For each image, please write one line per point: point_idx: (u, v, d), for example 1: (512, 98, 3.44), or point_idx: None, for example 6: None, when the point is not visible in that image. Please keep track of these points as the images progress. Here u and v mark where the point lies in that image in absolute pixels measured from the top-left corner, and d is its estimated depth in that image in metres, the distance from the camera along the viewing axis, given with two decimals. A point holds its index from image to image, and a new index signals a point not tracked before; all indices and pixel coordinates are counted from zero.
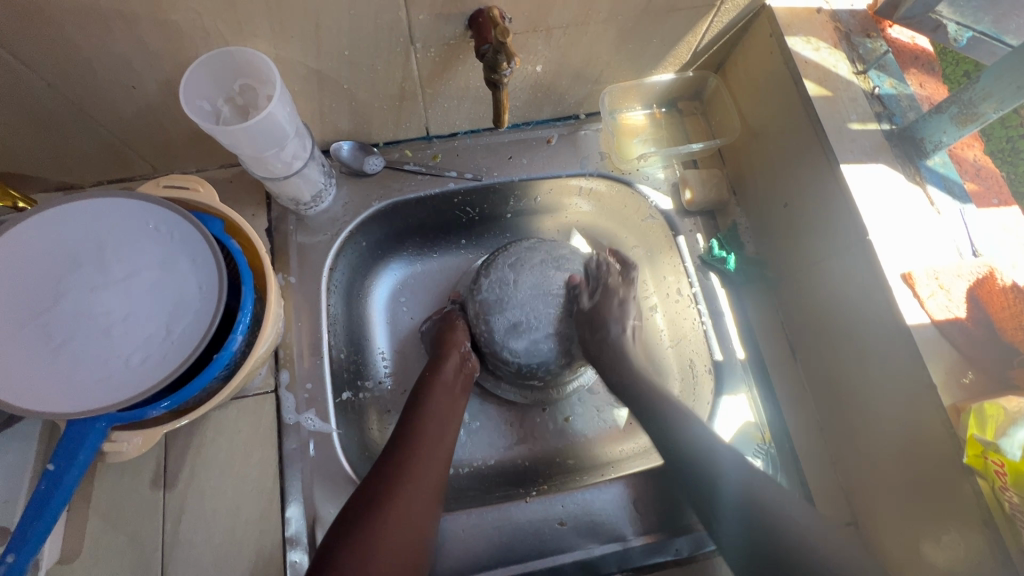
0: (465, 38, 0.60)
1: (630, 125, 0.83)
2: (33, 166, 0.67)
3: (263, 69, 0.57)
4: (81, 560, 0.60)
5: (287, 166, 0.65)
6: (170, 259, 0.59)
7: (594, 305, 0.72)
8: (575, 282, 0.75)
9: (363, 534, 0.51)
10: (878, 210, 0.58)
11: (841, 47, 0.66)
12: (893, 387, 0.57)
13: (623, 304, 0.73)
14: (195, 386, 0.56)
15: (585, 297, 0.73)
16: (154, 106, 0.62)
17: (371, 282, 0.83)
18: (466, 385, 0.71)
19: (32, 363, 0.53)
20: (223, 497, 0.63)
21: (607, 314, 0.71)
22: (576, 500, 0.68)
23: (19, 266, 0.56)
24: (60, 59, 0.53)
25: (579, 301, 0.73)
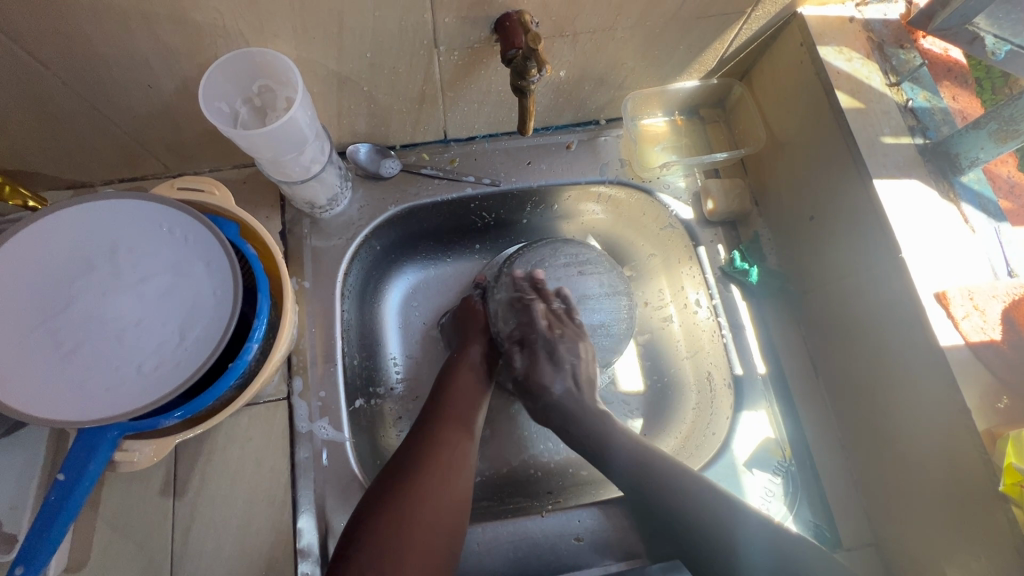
0: (490, 42, 0.59)
1: (651, 132, 0.81)
2: (44, 164, 0.66)
3: (282, 69, 0.56)
4: (90, 568, 0.59)
5: (304, 170, 0.64)
6: (185, 264, 0.57)
7: (524, 369, 0.70)
8: (503, 341, 0.73)
9: (393, 504, 0.52)
10: (912, 227, 0.57)
11: (874, 58, 0.65)
12: (923, 408, 0.56)
13: (556, 360, 0.69)
14: (208, 395, 0.55)
15: (516, 358, 0.72)
16: (170, 105, 0.61)
17: (384, 286, 0.81)
18: (493, 371, 0.72)
19: (43, 369, 0.52)
20: (234, 506, 0.62)
21: (542, 377, 0.68)
22: (593, 515, 0.67)
23: (31, 269, 0.54)
24: (76, 56, 0.52)
25: (512, 361, 0.72)
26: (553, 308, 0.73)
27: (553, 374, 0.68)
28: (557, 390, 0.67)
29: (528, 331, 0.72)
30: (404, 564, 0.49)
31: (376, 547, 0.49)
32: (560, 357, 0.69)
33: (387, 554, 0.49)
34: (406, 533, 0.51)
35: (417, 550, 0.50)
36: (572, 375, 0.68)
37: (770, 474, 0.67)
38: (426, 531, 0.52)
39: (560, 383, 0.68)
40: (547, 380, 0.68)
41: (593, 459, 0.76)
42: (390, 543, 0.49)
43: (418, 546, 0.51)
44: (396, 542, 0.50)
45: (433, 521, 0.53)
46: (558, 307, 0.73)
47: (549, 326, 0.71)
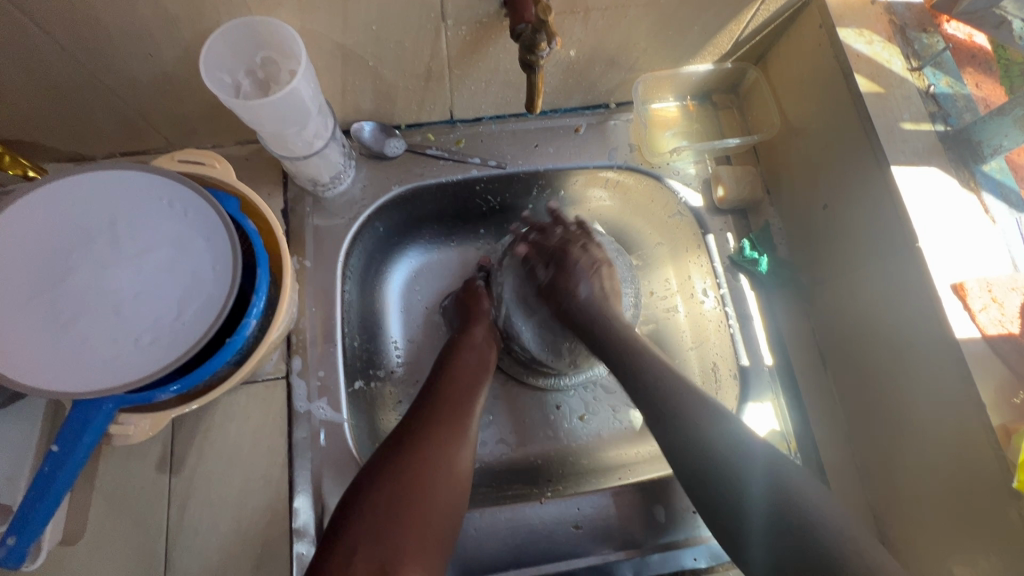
0: (499, 16, 0.57)
1: (662, 117, 0.79)
2: (44, 134, 0.65)
3: (286, 40, 0.55)
4: (86, 543, 0.58)
5: (307, 146, 0.62)
6: (184, 237, 0.56)
7: (548, 279, 0.72)
8: (526, 256, 0.75)
9: (392, 479, 0.51)
10: (931, 217, 0.55)
11: (895, 41, 0.63)
12: (938, 402, 0.54)
13: (577, 265, 0.71)
14: (205, 370, 0.54)
15: (541, 270, 0.74)
16: (171, 76, 0.59)
17: (386, 269, 0.80)
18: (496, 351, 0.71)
19: (38, 339, 0.51)
20: (231, 484, 0.61)
21: (570, 281, 0.70)
22: (593, 502, 0.65)
23: (29, 238, 0.54)
24: (75, 21, 0.50)
25: (534, 274, 0.74)
26: (570, 228, 0.75)
27: (578, 276, 0.70)
28: (585, 292, 0.69)
29: (551, 247, 0.73)
30: (401, 540, 0.48)
31: (374, 520, 0.49)
32: (584, 265, 0.71)
33: (382, 530, 0.48)
34: (404, 509, 0.50)
35: (414, 526, 0.50)
36: (599, 286, 0.70)
37: None
38: (425, 507, 0.51)
39: (586, 286, 0.70)
40: (577, 281, 0.70)
41: (594, 448, 0.76)
42: (387, 518, 0.49)
43: (416, 522, 0.50)
44: (393, 517, 0.49)
45: (432, 497, 0.52)
46: (577, 227, 0.75)
47: (568, 240, 0.73)
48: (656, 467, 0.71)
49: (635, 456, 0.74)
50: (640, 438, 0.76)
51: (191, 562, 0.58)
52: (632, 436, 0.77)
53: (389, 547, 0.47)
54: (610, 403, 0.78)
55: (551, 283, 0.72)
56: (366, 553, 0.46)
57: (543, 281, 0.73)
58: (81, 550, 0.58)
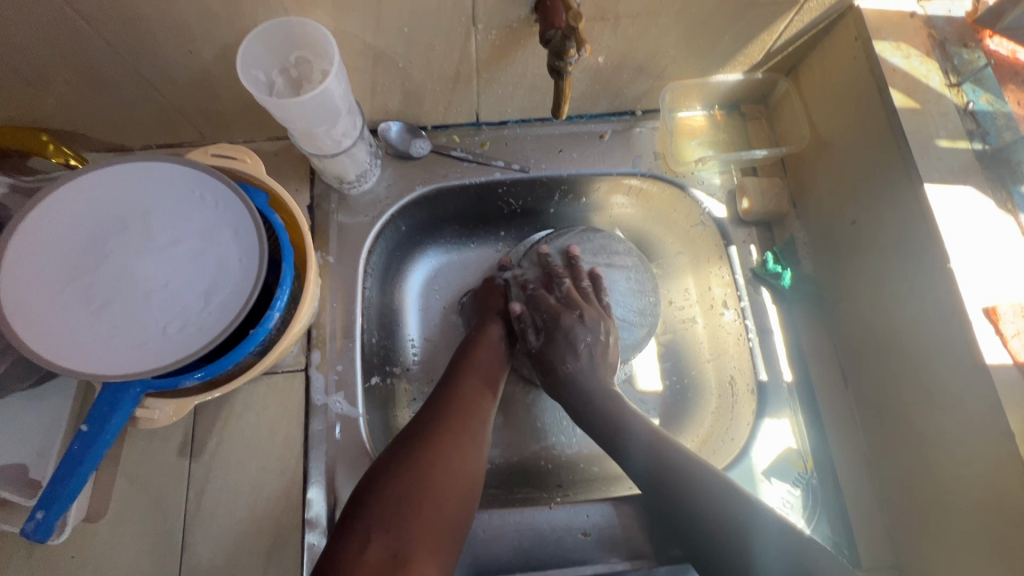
0: (529, 22, 0.58)
1: (688, 126, 0.78)
2: (87, 125, 0.68)
3: (320, 41, 0.56)
4: (108, 520, 0.61)
5: (335, 144, 0.64)
6: (213, 229, 0.58)
7: (538, 346, 0.70)
8: (520, 314, 0.72)
9: (406, 470, 0.52)
10: (964, 238, 0.54)
11: (934, 56, 0.61)
12: (965, 427, 0.52)
13: (568, 337, 0.69)
14: (228, 359, 0.55)
15: (531, 336, 0.71)
16: (208, 72, 0.61)
17: (407, 267, 0.81)
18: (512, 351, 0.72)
19: (73, 323, 0.53)
20: (247, 472, 0.63)
21: (558, 352, 0.68)
22: (602, 511, 0.65)
23: (69, 224, 0.56)
24: (122, 17, 0.52)
25: (526, 337, 0.71)
26: (580, 285, 0.74)
27: (564, 350, 0.68)
28: (573, 365, 0.67)
29: (550, 307, 0.71)
30: (415, 529, 0.49)
31: (387, 508, 0.49)
32: (574, 336, 0.69)
33: (394, 521, 0.48)
34: (418, 502, 0.50)
35: (428, 516, 0.50)
36: (588, 356, 0.68)
37: (789, 486, 0.65)
38: (438, 496, 0.52)
39: (574, 358, 0.68)
40: (564, 355, 0.68)
41: (606, 455, 0.75)
42: (400, 508, 0.49)
43: (428, 510, 0.50)
44: (407, 505, 0.50)
45: (446, 492, 0.52)
46: (587, 285, 0.74)
47: (569, 301, 0.71)
48: None
49: None
50: None
51: (207, 546, 0.60)
52: None
53: (403, 535, 0.48)
54: None
55: (540, 351, 0.70)
56: (380, 541, 0.47)
57: (534, 348, 0.70)
58: (103, 527, 0.60)
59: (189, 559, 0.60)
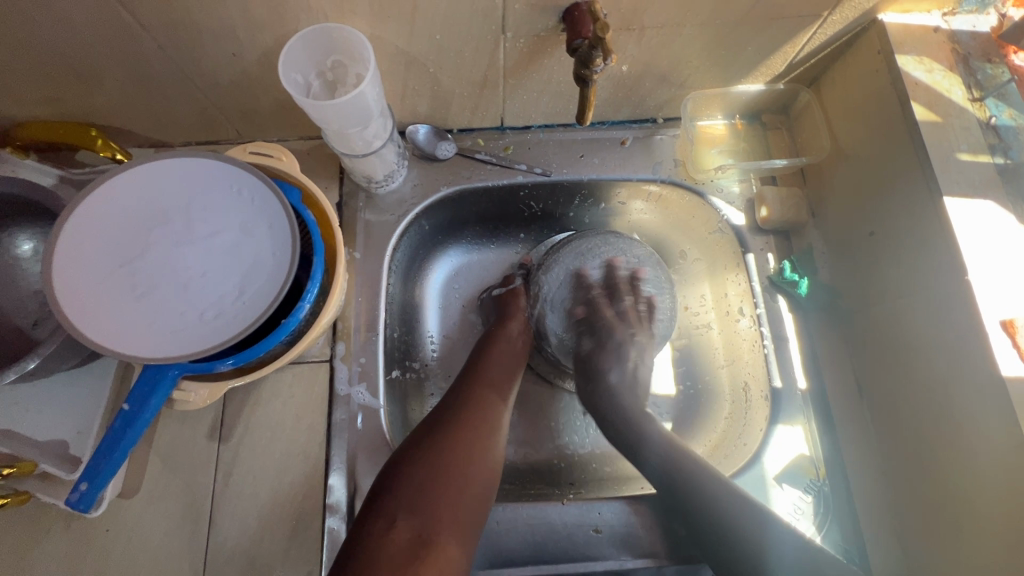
0: (556, 31, 0.60)
1: (709, 134, 0.80)
2: (132, 121, 0.71)
3: (357, 45, 0.59)
4: (141, 497, 0.64)
5: (367, 145, 0.66)
6: (249, 223, 0.61)
7: (589, 351, 0.75)
8: (583, 318, 0.77)
9: (429, 455, 0.55)
10: (981, 251, 0.55)
11: (957, 70, 0.62)
12: (980, 438, 0.53)
13: (619, 349, 0.73)
14: (259, 348, 0.58)
15: (583, 340, 0.76)
16: (248, 74, 0.64)
17: (429, 266, 0.84)
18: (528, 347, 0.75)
19: (117, 308, 0.56)
20: (272, 457, 0.65)
21: (603, 362, 0.73)
22: (615, 509, 0.67)
23: (118, 214, 0.59)
24: (172, 20, 0.56)
25: (580, 342, 0.77)
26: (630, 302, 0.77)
27: (613, 360, 0.73)
28: (614, 377, 0.72)
29: (607, 318, 0.76)
30: (438, 510, 0.52)
31: (411, 491, 0.52)
32: (620, 349, 0.74)
33: (419, 501, 0.51)
34: (441, 484, 0.53)
35: (450, 500, 0.53)
36: (632, 370, 0.73)
37: (801, 492, 0.67)
38: (460, 481, 0.54)
39: (617, 372, 0.72)
40: (608, 365, 0.73)
41: (617, 457, 0.76)
42: (425, 490, 0.52)
43: (451, 494, 0.53)
44: (430, 489, 0.52)
45: (468, 475, 0.55)
46: (632, 302, 0.77)
47: (625, 317, 0.76)
48: None
49: None
50: None
51: (233, 526, 0.63)
52: None
53: (427, 517, 0.51)
54: None
55: (588, 357, 0.74)
56: (405, 523, 0.50)
57: (583, 353, 0.75)
58: (136, 503, 0.63)
59: (216, 538, 0.62)
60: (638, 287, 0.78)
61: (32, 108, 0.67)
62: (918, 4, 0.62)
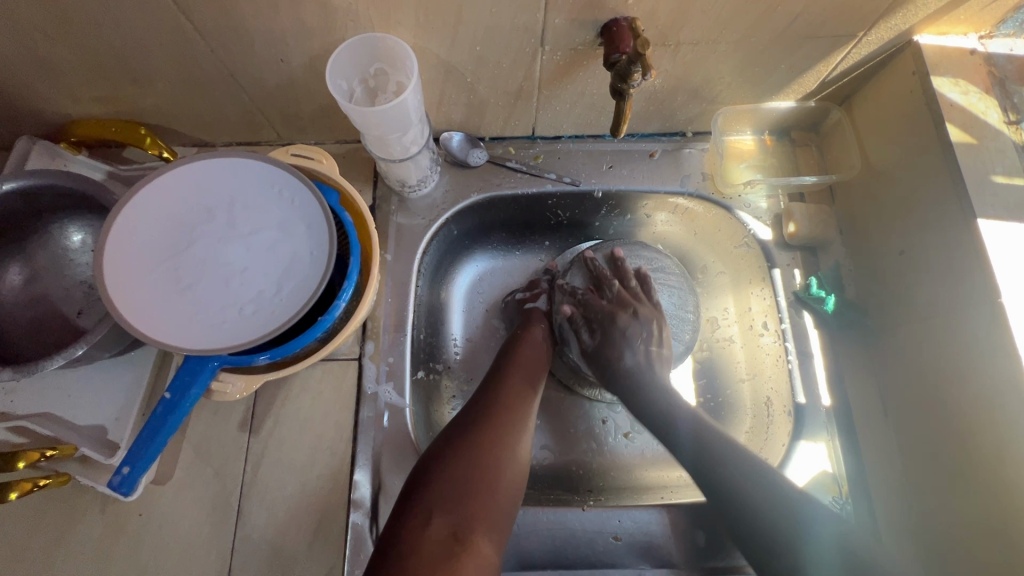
0: (594, 46, 0.61)
1: (738, 148, 0.80)
2: (180, 121, 0.74)
3: (400, 55, 0.61)
4: (172, 484, 0.66)
5: (404, 150, 0.68)
6: (289, 222, 0.63)
7: (594, 345, 0.76)
8: (572, 316, 0.78)
9: (462, 455, 0.57)
10: (1013, 275, 0.56)
11: (992, 93, 0.63)
12: (1012, 462, 0.53)
13: (624, 334, 0.74)
14: (295, 344, 0.60)
15: (585, 334, 0.78)
16: (294, 79, 0.67)
17: (455, 270, 0.85)
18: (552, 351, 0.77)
19: (161, 299, 0.59)
20: (300, 451, 0.67)
21: (613, 351, 0.74)
22: (633, 517, 0.68)
23: (165, 211, 0.62)
24: (227, 27, 0.58)
25: (579, 339, 0.78)
26: (628, 287, 0.79)
27: (622, 346, 0.74)
28: (630, 361, 0.72)
29: (602, 309, 0.77)
30: (472, 509, 0.54)
31: (445, 490, 0.54)
32: (630, 332, 0.74)
33: (454, 498, 0.54)
34: (474, 484, 0.55)
35: (483, 499, 0.55)
36: (643, 354, 0.73)
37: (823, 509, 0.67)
38: (492, 481, 0.56)
39: (632, 356, 0.73)
40: (622, 349, 0.73)
41: (635, 465, 0.77)
42: (458, 489, 0.54)
43: (483, 493, 0.55)
44: (464, 488, 0.55)
45: (499, 476, 0.57)
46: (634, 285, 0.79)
47: (620, 303, 0.77)
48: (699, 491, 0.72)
49: (677, 479, 0.75)
50: None
51: (260, 516, 0.64)
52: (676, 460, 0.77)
53: (460, 516, 0.53)
54: None
55: (595, 349, 0.76)
56: (440, 521, 0.52)
57: (588, 347, 0.77)
58: (168, 490, 0.65)
59: (243, 528, 0.64)
60: (621, 268, 0.81)
61: (87, 107, 0.70)
62: (955, 27, 0.63)
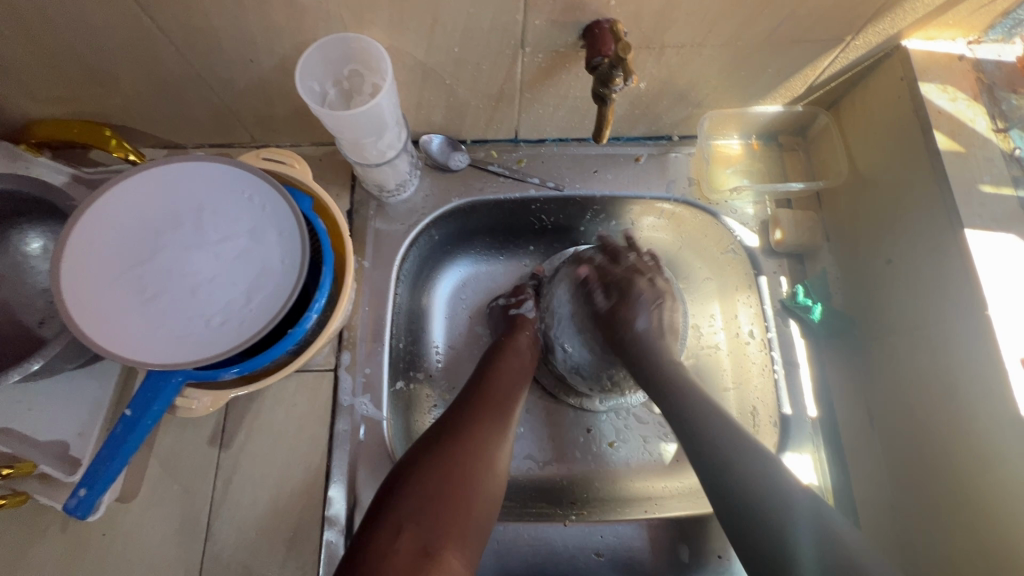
0: (576, 47, 0.59)
1: (724, 153, 0.79)
2: (146, 123, 0.71)
3: (374, 56, 0.59)
4: (138, 502, 0.63)
5: (380, 155, 0.66)
6: (260, 229, 0.60)
7: (608, 306, 0.73)
8: (587, 277, 0.76)
9: (435, 466, 0.55)
10: (999, 285, 0.55)
11: (980, 100, 0.62)
12: (994, 477, 0.53)
13: (640, 298, 0.72)
14: (265, 357, 0.57)
15: (601, 297, 0.74)
16: (264, 80, 0.64)
17: (436, 276, 0.83)
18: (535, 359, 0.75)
19: (125, 311, 0.56)
20: (272, 466, 0.64)
21: (630, 312, 0.71)
22: (617, 533, 0.66)
23: (128, 217, 0.59)
24: (189, 25, 0.55)
25: (594, 298, 0.75)
26: (642, 258, 0.77)
27: (638, 309, 0.71)
28: (641, 325, 0.70)
29: (618, 275, 0.74)
30: (443, 523, 0.52)
31: (418, 501, 0.52)
32: (645, 297, 0.72)
33: (425, 511, 0.52)
34: (447, 497, 0.53)
35: (455, 512, 0.53)
36: (656, 318, 0.71)
37: None
38: (466, 495, 0.55)
39: (644, 319, 0.70)
40: (636, 312, 0.71)
41: (620, 476, 0.75)
42: (428, 501, 0.52)
43: (456, 507, 0.53)
44: (435, 500, 0.53)
45: (473, 488, 0.55)
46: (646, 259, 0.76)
47: (637, 270, 0.75)
48: (684, 504, 0.70)
49: (662, 490, 0.73)
50: (669, 473, 0.75)
51: (230, 533, 0.62)
52: (661, 470, 0.76)
53: (431, 530, 0.51)
54: (642, 432, 0.78)
55: (608, 312, 0.73)
56: (411, 534, 0.50)
57: (602, 309, 0.73)
58: (133, 509, 0.63)
59: (212, 546, 0.62)
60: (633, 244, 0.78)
61: (47, 106, 0.67)
62: (943, 32, 0.62)
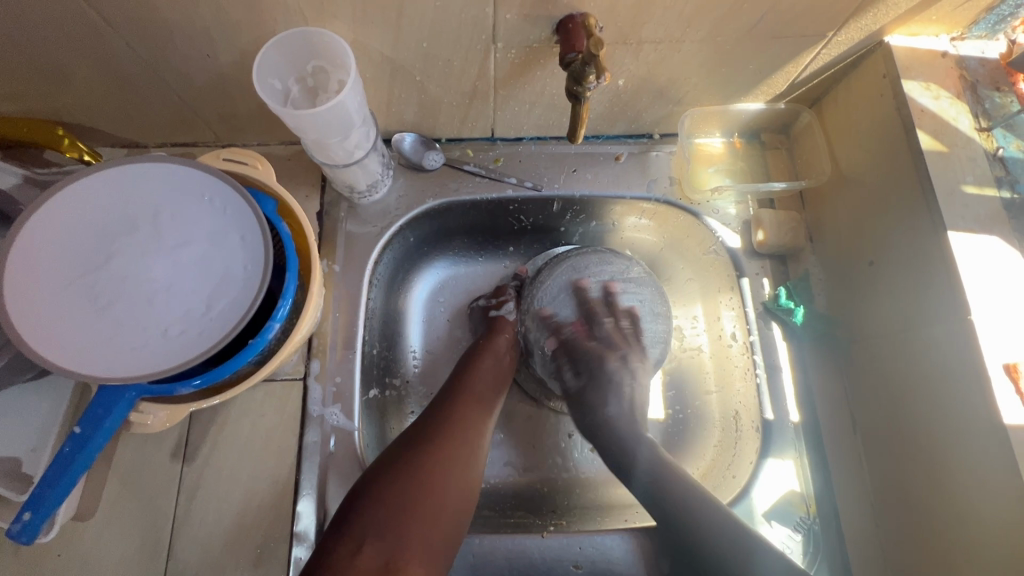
0: (549, 43, 0.57)
1: (706, 152, 0.77)
2: (103, 121, 0.68)
3: (338, 52, 0.56)
4: (95, 520, 0.60)
5: (348, 155, 0.63)
6: (221, 233, 0.57)
7: (576, 389, 0.72)
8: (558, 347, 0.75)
9: (403, 477, 0.53)
10: (982, 289, 0.53)
11: (964, 98, 0.61)
12: (976, 484, 0.51)
13: (611, 380, 0.71)
14: (225, 368, 0.55)
15: (569, 375, 0.74)
16: (224, 75, 0.61)
17: (412, 279, 0.80)
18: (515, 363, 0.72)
19: (76, 321, 0.53)
20: (238, 480, 0.62)
21: (600, 398, 0.70)
22: (596, 543, 0.65)
23: (80, 220, 0.56)
24: (139, 18, 0.52)
25: (562, 375, 0.74)
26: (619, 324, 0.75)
27: (607, 395, 0.70)
28: (612, 411, 0.69)
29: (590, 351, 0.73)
30: (409, 537, 0.50)
31: (384, 515, 0.50)
32: (616, 379, 0.71)
33: (390, 525, 0.50)
34: (414, 509, 0.51)
35: (423, 526, 0.51)
36: (629, 401, 0.70)
37: (790, 530, 0.65)
38: (436, 508, 0.53)
39: (615, 405, 0.70)
40: (604, 398, 0.70)
41: (602, 483, 0.73)
42: (395, 515, 0.50)
43: (424, 520, 0.51)
44: (401, 513, 0.51)
45: (443, 500, 0.53)
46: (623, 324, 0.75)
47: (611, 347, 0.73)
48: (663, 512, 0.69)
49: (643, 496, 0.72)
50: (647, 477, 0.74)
51: (193, 552, 0.60)
52: None
53: (396, 545, 0.49)
54: None
55: (579, 392, 0.72)
56: (374, 548, 0.48)
57: (571, 388, 0.73)
58: (90, 527, 0.60)
59: (175, 565, 0.59)
60: (613, 304, 0.76)
61: None
62: (927, 27, 0.61)
